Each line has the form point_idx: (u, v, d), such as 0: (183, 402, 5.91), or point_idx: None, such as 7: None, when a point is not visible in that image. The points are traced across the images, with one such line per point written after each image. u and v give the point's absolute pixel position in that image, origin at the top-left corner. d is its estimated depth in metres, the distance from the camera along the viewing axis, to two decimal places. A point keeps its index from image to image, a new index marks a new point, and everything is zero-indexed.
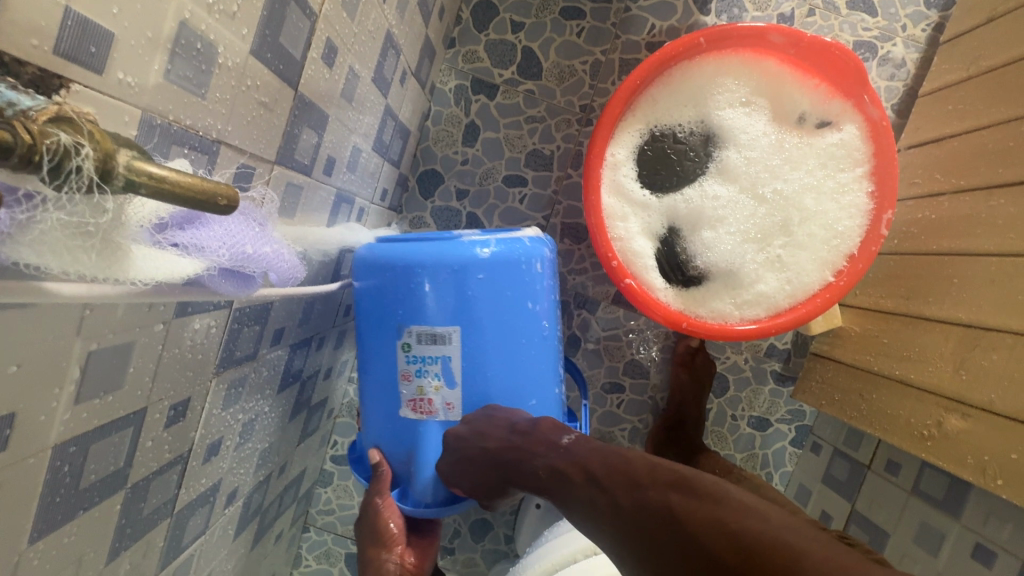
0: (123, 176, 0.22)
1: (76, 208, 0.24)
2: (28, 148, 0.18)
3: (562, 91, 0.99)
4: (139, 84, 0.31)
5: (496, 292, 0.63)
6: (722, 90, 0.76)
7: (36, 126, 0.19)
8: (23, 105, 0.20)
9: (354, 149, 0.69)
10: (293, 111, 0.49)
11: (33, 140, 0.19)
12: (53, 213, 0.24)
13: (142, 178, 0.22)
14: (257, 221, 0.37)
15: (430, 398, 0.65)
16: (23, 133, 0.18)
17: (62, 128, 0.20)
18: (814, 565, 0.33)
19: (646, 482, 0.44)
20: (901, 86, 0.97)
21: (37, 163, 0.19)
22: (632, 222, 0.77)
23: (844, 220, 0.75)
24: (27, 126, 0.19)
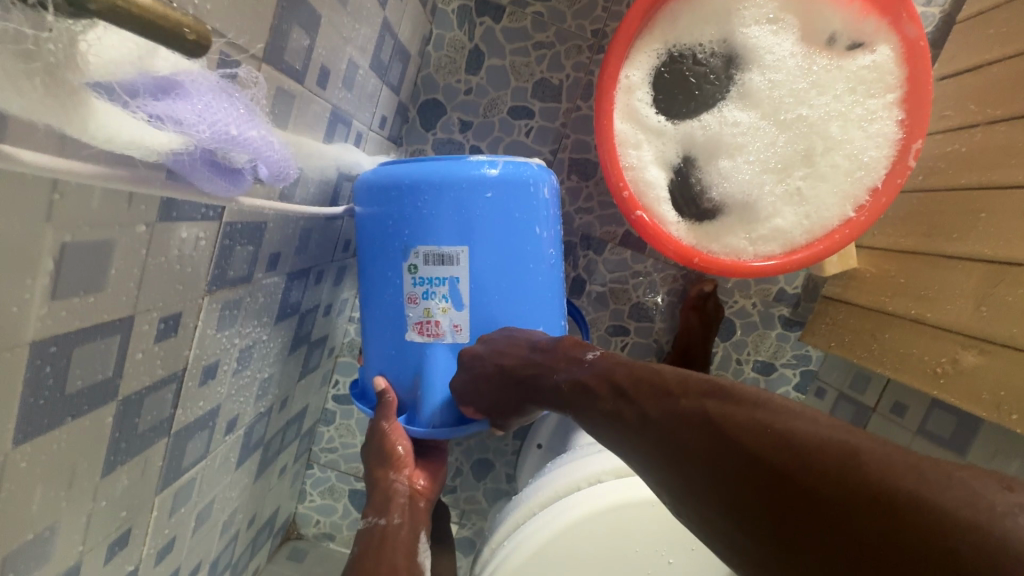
0: None
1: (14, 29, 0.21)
2: None
3: (572, 14, 0.92)
4: None
5: (504, 214, 0.60)
6: (749, 5, 0.70)
7: None
8: None
9: (349, 63, 0.64)
10: (280, 1, 0.44)
11: None
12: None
13: None
14: (241, 103, 0.34)
15: (437, 321, 0.62)
16: None
17: None
18: (866, 458, 0.31)
19: (678, 393, 0.43)
20: (937, 12, 0.91)
21: None
22: (645, 150, 0.72)
23: (869, 151, 0.71)
24: None
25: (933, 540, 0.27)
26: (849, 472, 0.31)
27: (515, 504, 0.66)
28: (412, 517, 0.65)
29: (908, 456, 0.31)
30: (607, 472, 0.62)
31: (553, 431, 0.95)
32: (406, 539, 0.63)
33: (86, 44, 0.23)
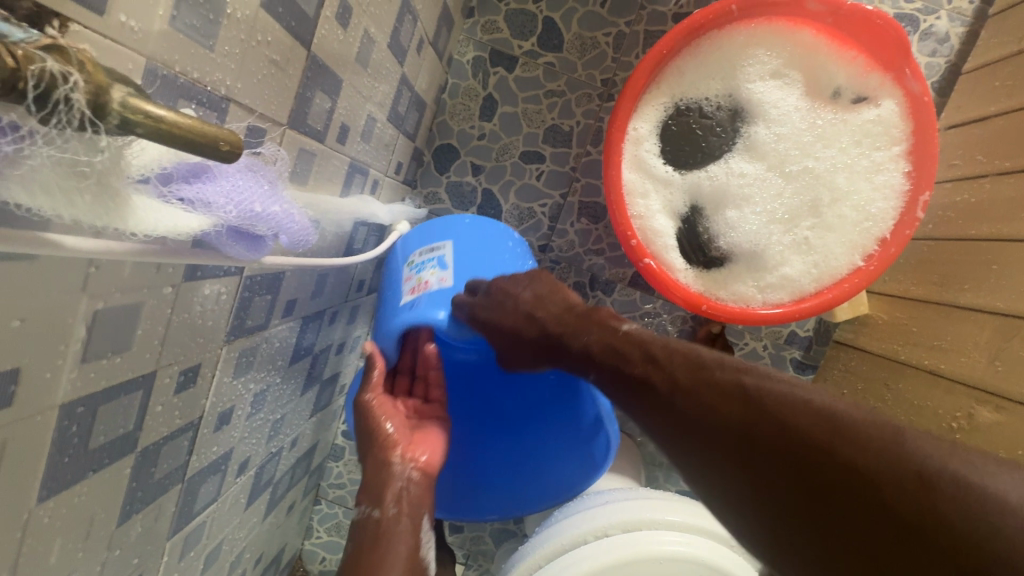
0: (118, 113, 0.21)
1: (68, 144, 0.22)
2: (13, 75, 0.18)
3: (583, 64, 0.95)
4: (143, 29, 0.29)
5: (479, 230, 0.76)
6: (754, 61, 0.72)
7: (21, 50, 0.18)
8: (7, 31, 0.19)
9: (368, 118, 0.67)
10: (306, 72, 0.47)
11: (17, 66, 0.18)
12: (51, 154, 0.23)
13: (139, 116, 0.22)
14: (266, 179, 0.36)
15: (426, 280, 0.68)
16: (7, 57, 0.18)
17: (52, 57, 0.20)
18: (908, 437, 0.34)
19: (712, 366, 0.45)
20: (943, 63, 0.92)
21: (22, 90, 0.18)
22: (652, 199, 0.74)
23: (877, 202, 0.71)
24: (10, 50, 0.18)
25: (964, 527, 0.29)
26: (889, 454, 0.33)
27: (520, 555, 0.66)
28: (410, 502, 0.62)
29: (950, 457, 0.32)
30: (614, 526, 0.63)
31: None
32: (404, 529, 0.59)
33: (132, 149, 0.26)
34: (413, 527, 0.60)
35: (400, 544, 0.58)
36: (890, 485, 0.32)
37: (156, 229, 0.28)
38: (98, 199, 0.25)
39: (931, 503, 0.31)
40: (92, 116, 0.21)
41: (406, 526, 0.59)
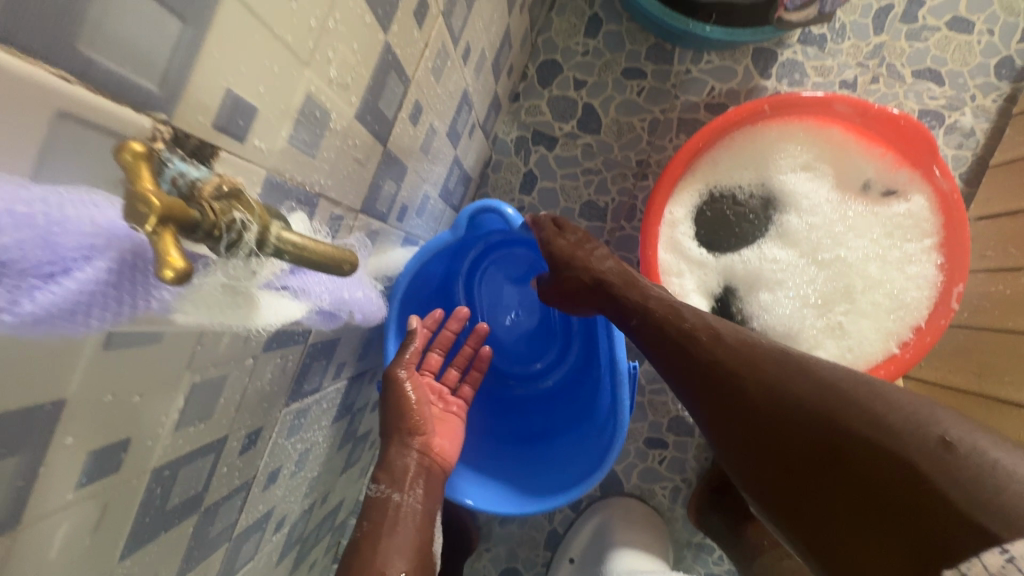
0: (273, 244, 0.28)
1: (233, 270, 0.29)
2: (210, 226, 0.24)
3: (619, 146, 1.02)
4: (268, 147, 0.34)
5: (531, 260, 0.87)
6: (784, 155, 0.76)
7: (217, 206, 0.25)
8: (195, 180, 0.25)
9: (423, 196, 0.73)
10: (381, 164, 0.53)
11: (214, 218, 0.25)
12: (218, 276, 0.29)
13: (287, 246, 0.28)
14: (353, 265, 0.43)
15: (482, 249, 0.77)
16: (208, 213, 0.25)
17: (231, 204, 0.26)
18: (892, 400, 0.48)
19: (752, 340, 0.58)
20: (970, 155, 0.96)
21: (216, 236, 0.25)
22: (687, 278, 0.77)
23: (910, 291, 0.73)
24: (211, 208, 0.25)
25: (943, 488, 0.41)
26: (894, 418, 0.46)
27: None
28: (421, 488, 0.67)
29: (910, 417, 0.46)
30: None
31: (587, 546, 0.98)
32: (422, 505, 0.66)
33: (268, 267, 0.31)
34: (424, 518, 0.65)
35: (413, 530, 0.63)
36: (904, 446, 0.44)
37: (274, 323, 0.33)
38: (240, 305, 0.31)
39: (954, 470, 0.42)
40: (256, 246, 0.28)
41: (420, 511, 0.65)
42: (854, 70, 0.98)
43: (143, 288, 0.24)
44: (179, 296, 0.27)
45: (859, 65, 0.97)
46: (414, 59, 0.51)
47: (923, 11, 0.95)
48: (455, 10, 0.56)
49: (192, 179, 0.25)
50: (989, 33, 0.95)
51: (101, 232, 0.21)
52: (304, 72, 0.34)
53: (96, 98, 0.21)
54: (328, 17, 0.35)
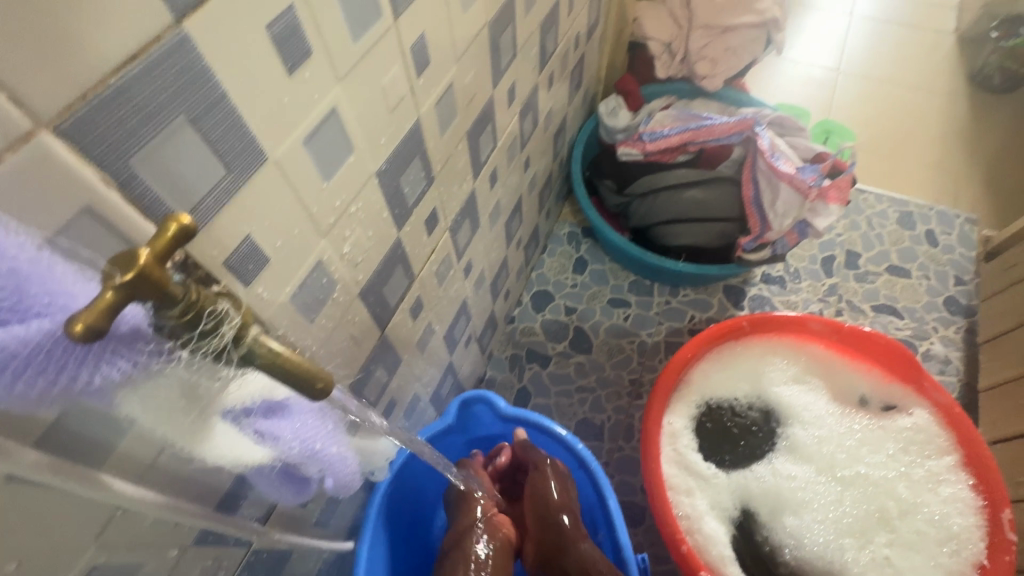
0: (247, 345, 0.25)
1: (197, 369, 0.25)
2: (189, 303, 0.22)
3: (611, 365, 1.05)
4: (270, 298, 0.35)
5: None
6: (774, 368, 0.78)
7: (204, 292, 0.23)
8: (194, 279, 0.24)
9: (414, 396, 0.71)
10: (375, 348, 0.54)
11: (196, 298, 0.22)
12: (179, 369, 0.25)
13: (262, 350, 0.25)
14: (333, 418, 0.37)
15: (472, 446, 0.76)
16: (192, 292, 0.22)
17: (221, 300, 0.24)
18: None
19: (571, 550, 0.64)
20: (956, 380, 0.98)
21: (193, 319, 0.22)
22: (698, 497, 0.69)
23: (953, 517, 0.65)
24: (197, 289, 0.22)
25: None
26: None
27: None
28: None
29: None
30: None
31: None
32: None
33: (235, 385, 0.27)
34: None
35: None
36: None
37: (222, 457, 0.28)
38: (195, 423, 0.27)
39: None
40: (230, 346, 0.24)
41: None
42: (817, 304, 1.08)
43: (91, 361, 0.21)
44: (130, 385, 0.23)
45: (821, 300, 1.09)
46: (420, 259, 0.57)
47: (862, 260, 1.12)
48: (461, 230, 0.66)
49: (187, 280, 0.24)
50: (926, 277, 1.09)
51: (73, 301, 0.20)
52: (320, 242, 0.38)
53: (129, 212, 0.24)
54: (351, 203, 0.41)
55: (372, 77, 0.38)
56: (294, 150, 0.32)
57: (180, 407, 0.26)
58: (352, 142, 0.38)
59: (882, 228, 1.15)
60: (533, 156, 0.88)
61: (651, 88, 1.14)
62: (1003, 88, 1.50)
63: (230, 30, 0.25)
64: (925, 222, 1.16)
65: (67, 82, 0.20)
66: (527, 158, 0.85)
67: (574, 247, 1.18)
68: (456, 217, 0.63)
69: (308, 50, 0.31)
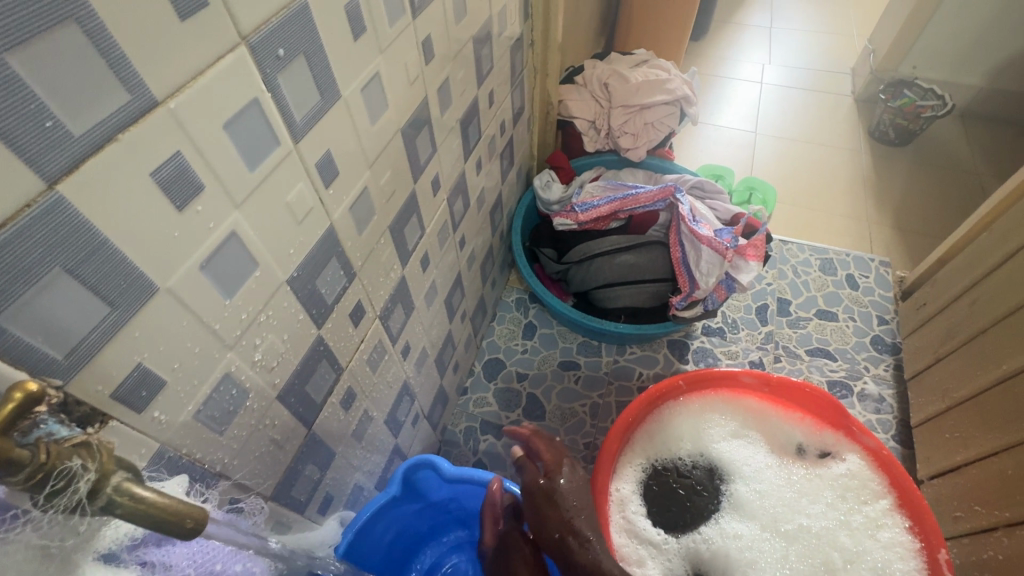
0: (107, 495, 0.26)
1: (50, 527, 0.27)
2: (36, 466, 0.24)
3: (565, 430, 1.05)
4: (169, 420, 0.35)
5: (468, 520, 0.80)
6: (712, 424, 0.80)
7: (56, 449, 0.25)
8: (57, 435, 0.26)
9: (355, 486, 0.70)
10: (303, 446, 0.53)
11: (46, 459, 0.25)
12: (27, 533, 0.26)
13: (124, 497, 0.26)
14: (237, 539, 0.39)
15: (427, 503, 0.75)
16: (41, 453, 0.25)
17: (79, 452, 0.26)
18: None
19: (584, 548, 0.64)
20: (891, 417, 1.03)
21: (41, 480, 0.25)
22: (650, 566, 0.69)
23: (895, 563, 0.67)
24: (48, 448, 0.25)
25: None
26: None
27: None
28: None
29: None
30: None
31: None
32: None
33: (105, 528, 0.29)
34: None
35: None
36: None
37: None
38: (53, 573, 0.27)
39: None
40: (84, 500, 0.26)
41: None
42: (756, 352, 1.13)
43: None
44: None
45: (759, 347, 1.13)
46: (348, 351, 0.58)
47: (793, 307, 1.18)
48: (393, 315, 0.68)
49: (51, 436, 0.26)
50: (852, 319, 1.16)
51: None
52: (227, 354, 0.39)
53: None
54: (261, 312, 0.42)
55: (273, 196, 0.40)
56: (189, 275, 0.34)
57: (35, 560, 0.26)
58: (257, 257, 0.40)
59: (807, 275, 1.23)
60: (469, 234, 0.92)
61: (581, 161, 1.23)
62: (898, 142, 1.67)
63: (105, 184, 0.27)
64: (844, 267, 1.24)
65: None
66: (462, 237, 0.88)
67: (523, 313, 1.21)
68: (386, 305, 0.65)
69: (197, 185, 0.33)
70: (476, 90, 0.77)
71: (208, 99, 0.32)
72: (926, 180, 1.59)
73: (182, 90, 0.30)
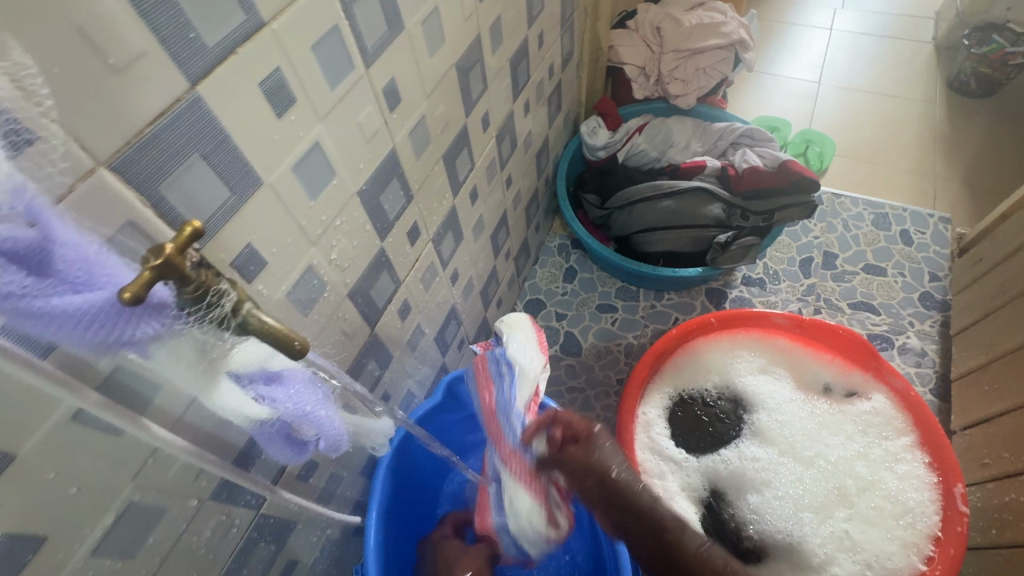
0: (239, 322, 0.31)
1: (203, 334, 0.31)
2: (196, 288, 0.28)
3: (599, 366, 1.11)
4: (270, 295, 0.44)
5: None
6: (740, 359, 0.83)
7: (205, 279, 0.29)
8: (197, 265, 0.29)
9: (408, 392, 0.79)
10: (366, 344, 0.62)
11: (200, 285, 0.29)
12: (190, 336, 0.31)
13: (253, 326, 0.31)
14: (323, 392, 0.44)
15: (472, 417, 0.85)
16: (195, 281, 0.28)
17: (215, 286, 0.29)
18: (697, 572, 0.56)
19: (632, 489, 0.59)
20: (932, 371, 1.02)
21: (199, 298, 0.29)
22: (670, 479, 0.75)
23: (909, 492, 0.70)
24: (197, 278, 0.28)
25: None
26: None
27: None
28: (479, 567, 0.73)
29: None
30: None
31: None
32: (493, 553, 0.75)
33: (237, 352, 0.34)
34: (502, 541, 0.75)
35: None
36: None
37: (229, 402, 0.35)
38: (207, 372, 0.33)
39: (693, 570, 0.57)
40: (228, 316, 0.31)
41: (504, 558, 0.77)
42: (796, 303, 1.13)
43: (133, 319, 0.27)
44: (158, 341, 0.30)
45: (800, 299, 1.14)
46: (405, 266, 0.65)
47: (839, 260, 1.17)
48: (444, 241, 0.75)
49: (197, 266, 0.29)
50: (902, 274, 1.13)
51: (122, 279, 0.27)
52: (311, 249, 0.47)
53: (156, 224, 0.33)
54: (336, 218, 0.49)
55: (349, 115, 0.47)
56: (284, 177, 0.41)
57: (194, 361, 0.32)
58: (335, 167, 0.47)
59: (859, 230, 1.21)
60: (516, 175, 0.96)
61: (629, 108, 1.23)
62: (980, 93, 1.55)
63: (231, 84, 0.35)
64: (900, 223, 1.21)
65: (118, 128, 0.29)
66: (509, 177, 0.93)
67: (564, 258, 1.26)
68: (438, 229, 0.72)
69: (292, 99, 0.40)
70: (527, 29, 0.80)
71: (301, 23, 0.38)
72: (1006, 135, 1.49)
73: (286, 10, 0.37)
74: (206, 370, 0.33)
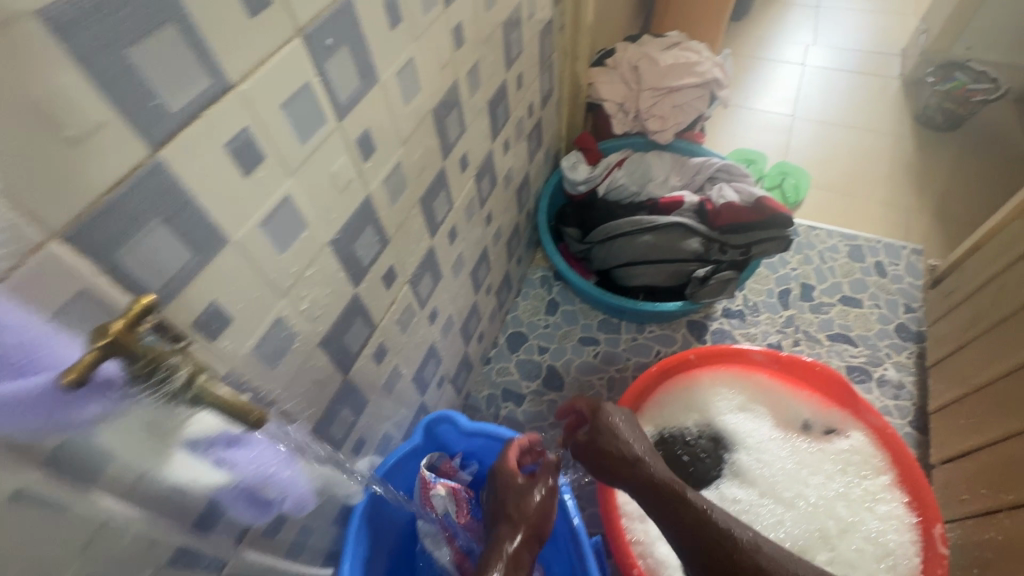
0: (194, 392, 0.32)
1: (155, 408, 0.31)
2: (150, 363, 0.29)
3: None
4: (236, 351, 0.43)
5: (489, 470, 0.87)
6: (720, 397, 0.83)
7: (158, 354, 0.30)
8: (146, 341, 0.30)
9: (385, 434, 0.77)
10: (339, 390, 0.61)
11: (153, 360, 0.29)
12: (141, 412, 0.31)
13: (207, 395, 0.32)
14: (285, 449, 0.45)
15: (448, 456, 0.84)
16: (147, 356, 0.29)
17: (167, 358, 0.31)
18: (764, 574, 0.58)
19: None
20: (910, 404, 1.03)
21: (152, 373, 0.30)
22: (650, 523, 0.75)
23: (889, 534, 0.70)
24: (149, 354, 0.29)
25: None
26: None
27: None
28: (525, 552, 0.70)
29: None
30: None
31: None
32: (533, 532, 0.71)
33: (195, 420, 0.34)
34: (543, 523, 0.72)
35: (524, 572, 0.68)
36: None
37: (185, 476, 0.35)
38: (159, 446, 0.33)
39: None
40: (181, 389, 0.31)
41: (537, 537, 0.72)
42: (775, 335, 1.14)
43: (77, 403, 0.26)
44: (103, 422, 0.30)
45: (779, 331, 1.15)
46: (381, 310, 0.65)
47: (816, 292, 1.19)
48: (421, 281, 0.74)
49: (147, 342, 0.30)
50: (877, 306, 1.15)
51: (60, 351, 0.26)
52: (279, 302, 0.46)
53: (112, 292, 0.32)
54: (306, 269, 0.49)
55: (321, 168, 0.47)
56: (252, 233, 0.41)
57: (146, 436, 0.32)
58: (306, 219, 0.46)
59: (834, 262, 1.23)
60: (497, 211, 0.97)
61: (609, 143, 1.25)
62: (946, 127, 1.61)
63: (196, 148, 0.34)
64: (873, 255, 1.23)
65: (73, 198, 0.29)
66: (489, 214, 0.93)
67: (546, 290, 1.26)
68: (415, 271, 0.71)
69: (260, 156, 0.40)
70: (505, 72, 0.82)
71: (271, 83, 0.39)
72: (971, 167, 1.54)
73: (254, 71, 0.37)
74: (158, 444, 0.33)
